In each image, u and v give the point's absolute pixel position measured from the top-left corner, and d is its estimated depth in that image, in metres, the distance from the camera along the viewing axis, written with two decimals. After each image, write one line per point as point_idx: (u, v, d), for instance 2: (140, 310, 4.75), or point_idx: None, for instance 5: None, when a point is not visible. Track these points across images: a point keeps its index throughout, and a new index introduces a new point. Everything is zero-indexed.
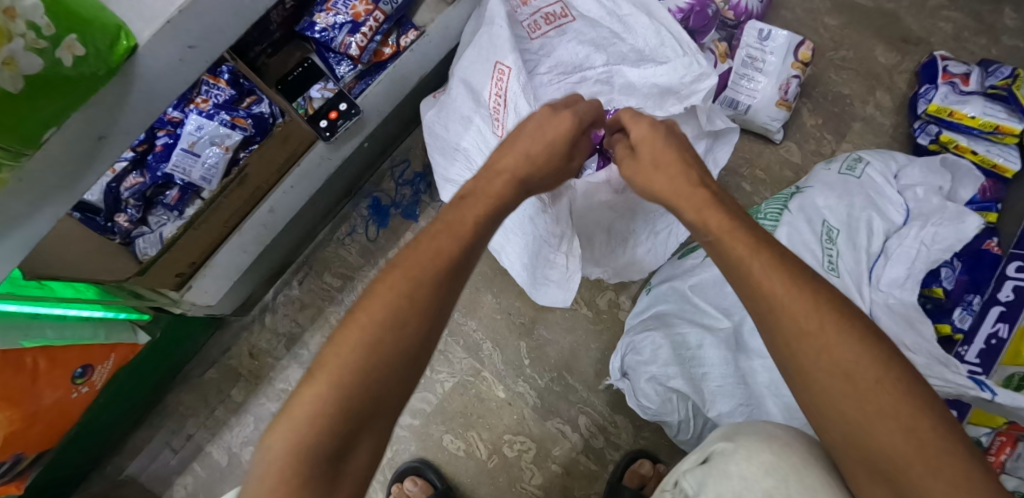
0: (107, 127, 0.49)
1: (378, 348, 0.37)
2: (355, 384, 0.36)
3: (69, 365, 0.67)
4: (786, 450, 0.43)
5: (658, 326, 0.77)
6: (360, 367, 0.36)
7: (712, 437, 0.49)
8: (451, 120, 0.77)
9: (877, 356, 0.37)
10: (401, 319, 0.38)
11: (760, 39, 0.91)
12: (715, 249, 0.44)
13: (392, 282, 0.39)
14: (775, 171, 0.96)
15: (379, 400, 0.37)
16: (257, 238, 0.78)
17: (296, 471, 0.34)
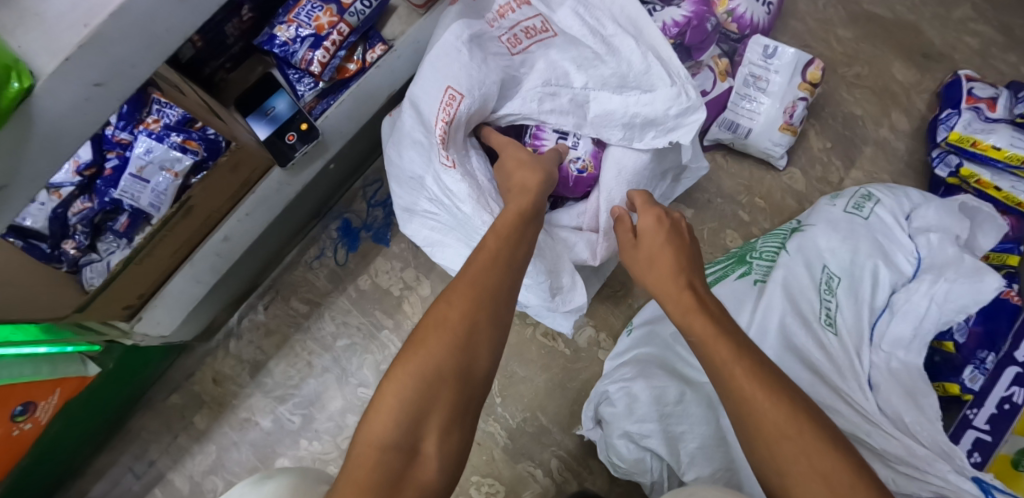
0: (6, 176, 0.43)
1: (457, 326, 0.42)
2: (443, 359, 0.40)
3: (10, 403, 0.64)
4: None
5: (633, 376, 0.70)
6: (448, 343, 0.41)
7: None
8: (404, 145, 0.70)
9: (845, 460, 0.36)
10: (477, 305, 0.43)
11: (764, 56, 0.82)
12: (697, 350, 0.45)
13: (466, 286, 0.44)
14: (776, 200, 0.88)
15: (463, 374, 0.40)
16: (212, 267, 0.75)
17: (388, 440, 0.37)
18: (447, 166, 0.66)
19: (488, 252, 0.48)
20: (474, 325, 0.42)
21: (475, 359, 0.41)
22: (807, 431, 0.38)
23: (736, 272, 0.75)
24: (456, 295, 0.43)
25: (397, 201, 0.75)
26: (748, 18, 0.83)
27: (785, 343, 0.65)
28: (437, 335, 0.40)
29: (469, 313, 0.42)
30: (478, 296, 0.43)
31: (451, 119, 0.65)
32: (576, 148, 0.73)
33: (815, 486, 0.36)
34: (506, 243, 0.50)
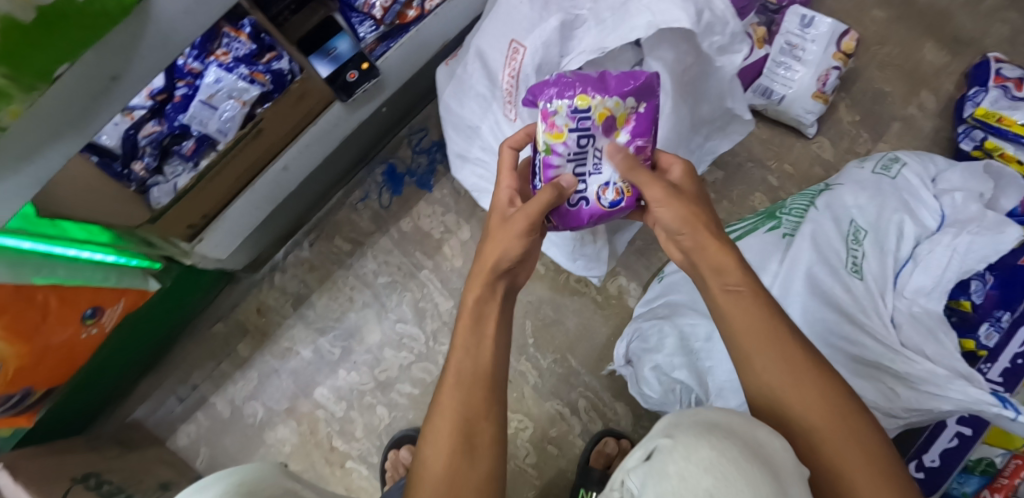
0: (120, 68, 0.48)
1: (454, 443, 0.44)
2: (445, 479, 0.42)
3: (80, 305, 0.67)
4: (728, 444, 0.32)
5: (668, 314, 0.76)
6: (451, 461, 0.43)
7: (657, 430, 0.37)
8: (467, 96, 0.77)
9: (867, 445, 0.41)
10: (467, 405, 0.45)
11: (801, 25, 0.86)
12: (741, 300, 0.48)
13: (442, 430, 0.44)
14: (804, 167, 0.92)
15: (468, 485, 0.42)
16: (269, 195, 0.79)
17: None
18: (510, 120, 0.73)
19: (451, 374, 0.46)
20: (464, 431, 0.44)
21: (466, 492, 0.42)
22: (840, 422, 0.42)
23: (765, 225, 0.79)
24: (445, 409, 0.45)
25: (454, 148, 0.83)
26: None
27: (811, 289, 0.71)
28: (438, 459, 0.43)
29: (450, 464, 0.43)
30: (455, 444, 0.43)
31: (516, 74, 0.70)
32: (599, 171, 0.56)
33: (840, 464, 0.41)
34: (481, 299, 0.51)
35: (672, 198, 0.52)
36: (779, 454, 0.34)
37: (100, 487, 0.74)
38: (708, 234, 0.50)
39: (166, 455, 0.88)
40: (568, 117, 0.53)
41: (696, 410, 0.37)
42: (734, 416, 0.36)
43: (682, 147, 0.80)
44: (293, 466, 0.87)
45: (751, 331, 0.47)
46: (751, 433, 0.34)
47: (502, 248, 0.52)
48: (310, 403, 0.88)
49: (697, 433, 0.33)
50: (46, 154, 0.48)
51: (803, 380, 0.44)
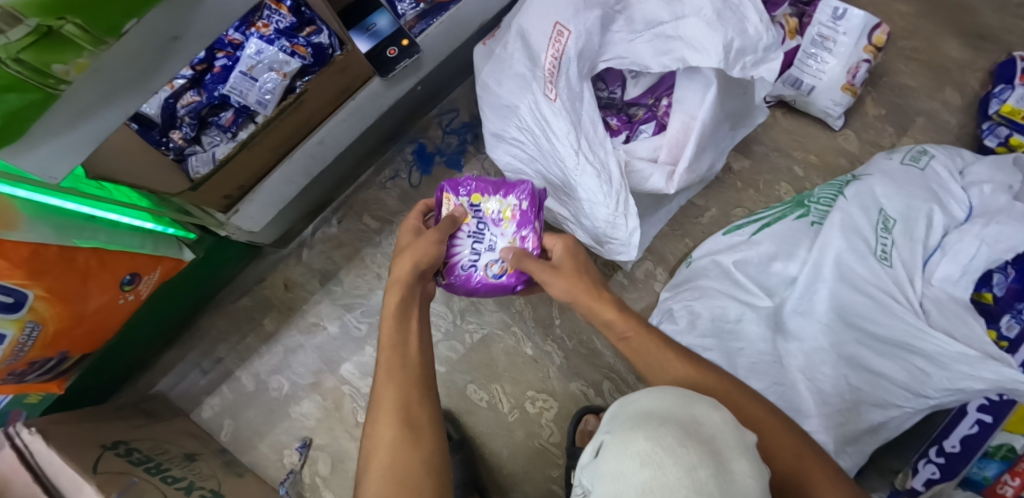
0: (182, 27, 0.48)
1: (402, 400, 0.51)
2: (399, 426, 0.49)
3: (118, 271, 0.67)
4: (661, 431, 0.34)
5: (697, 297, 0.77)
6: (401, 411, 0.50)
7: (604, 424, 0.40)
8: (506, 75, 0.78)
9: (732, 389, 0.53)
10: (403, 370, 0.54)
11: (833, 17, 0.87)
12: (630, 343, 0.60)
13: (387, 397, 0.51)
14: (830, 158, 0.93)
15: (416, 425, 0.49)
16: (304, 169, 0.79)
17: None
18: (549, 99, 0.74)
19: (387, 365, 0.53)
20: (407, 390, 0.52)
21: (420, 431, 0.49)
22: (704, 372, 0.54)
23: (794, 213, 0.80)
24: (388, 382, 0.52)
25: (489, 127, 0.83)
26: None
27: (840, 275, 0.72)
28: (389, 413, 0.50)
29: (394, 438, 0.48)
30: (395, 423, 0.49)
31: (559, 56, 0.73)
32: (492, 249, 0.73)
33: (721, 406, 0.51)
34: (407, 291, 0.61)
35: (558, 278, 0.67)
36: (719, 428, 0.36)
37: (130, 455, 0.76)
38: (585, 294, 0.65)
39: (191, 426, 0.88)
40: (471, 209, 0.74)
41: (633, 397, 0.41)
42: (669, 397, 0.39)
43: (713, 139, 0.81)
44: (317, 439, 0.87)
45: (635, 344, 0.60)
46: (686, 412, 0.37)
47: (416, 257, 0.64)
48: (336, 378, 0.89)
49: (635, 424, 0.36)
50: (103, 113, 0.49)
51: (670, 352, 0.57)
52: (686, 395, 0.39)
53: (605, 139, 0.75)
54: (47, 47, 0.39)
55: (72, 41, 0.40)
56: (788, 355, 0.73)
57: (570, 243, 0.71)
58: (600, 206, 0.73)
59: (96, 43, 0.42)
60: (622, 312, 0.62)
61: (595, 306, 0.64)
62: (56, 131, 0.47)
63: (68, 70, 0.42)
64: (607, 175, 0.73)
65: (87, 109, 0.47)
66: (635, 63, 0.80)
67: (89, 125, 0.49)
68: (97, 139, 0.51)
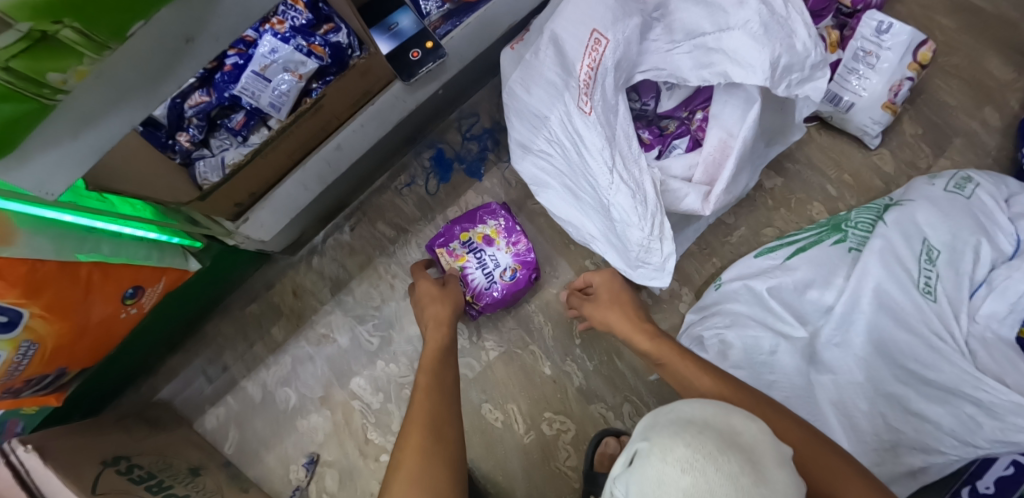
0: (196, 27, 0.40)
1: (435, 397, 0.54)
2: (432, 419, 0.51)
3: (121, 283, 0.63)
4: (699, 439, 0.38)
5: (729, 324, 0.74)
6: (433, 409, 0.53)
7: (639, 434, 0.44)
8: (535, 82, 0.74)
9: (754, 398, 0.56)
10: (438, 380, 0.58)
11: (877, 31, 0.82)
12: (665, 365, 0.65)
13: (419, 397, 0.55)
14: (865, 178, 0.90)
15: (444, 420, 0.52)
16: (319, 176, 0.75)
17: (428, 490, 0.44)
18: (584, 112, 0.70)
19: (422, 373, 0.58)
20: (437, 392, 0.55)
21: (448, 426, 0.51)
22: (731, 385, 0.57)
23: (831, 238, 0.77)
24: (417, 388, 0.56)
25: (515, 136, 0.79)
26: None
27: (880, 307, 0.70)
28: (421, 406, 0.53)
29: (425, 440, 0.49)
30: (427, 426, 0.50)
31: (596, 66, 0.69)
32: (497, 261, 0.80)
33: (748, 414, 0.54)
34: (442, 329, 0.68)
35: (597, 307, 0.76)
36: (756, 437, 0.39)
37: (132, 472, 0.71)
38: (626, 319, 0.72)
39: (194, 437, 0.85)
40: (462, 247, 0.81)
41: (672, 406, 0.44)
42: (707, 407, 0.42)
43: (750, 161, 0.78)
44: (325, 456, 0.84)
45: (669, 363, 0.64)
46: (721, 420, 0.40)
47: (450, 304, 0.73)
48: (346, 393, 0.85)
49: (674, 433, 0.39)
50: (106, 121, 0.40)
51: (698, 369, 0.61)
52: (723, 406, 0.43)
53: (640, 156, 0.71)
54: (41, 55, 0.31)
55: (71, 48, 0.32)
56: (820, 387, 0.70)
57: (607, 276, 0.79)
58: (634, 227, 0.71)
59: (99, 50, 0.33)
60: (655, 336, 0.68)
61: (632, 331, 0.71)
62: (53, 145, 0.37)
63: (66, 79, 0.33)
64: (642, 195, 0.69)
65: (89, 118, 0.38)
66: (670, 74, 0.77)
67: (91, 136, 0.39)
68: (98, 153, 0.41)
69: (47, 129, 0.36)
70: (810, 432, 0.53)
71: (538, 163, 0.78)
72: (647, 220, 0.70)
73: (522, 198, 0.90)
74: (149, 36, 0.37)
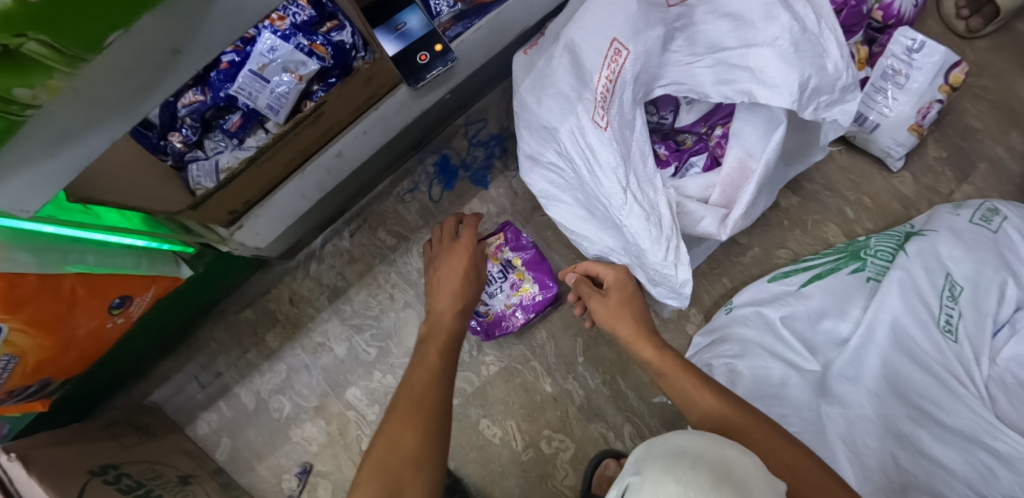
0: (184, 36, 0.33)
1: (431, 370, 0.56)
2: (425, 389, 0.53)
3: (107, 295, 0.60)
4: (692, 474, 0.36)
5: (738, 354, 0.72)
6: (427, 381, 0.54)
7: (628, 465, 0.41)
8: (547, 93, 0.70)
9: (753, 414, 0.53)
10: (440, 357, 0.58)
11: (908, 50, 0.79)
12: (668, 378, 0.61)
13: (417, 367, 0.56)
14: (883, 201, 0.87)
15: (434, 394, 0.53)
16: (318, 183, 0.72)
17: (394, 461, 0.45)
18: (599, 127, 0.65)
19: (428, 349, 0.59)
20: (434, 366, 0.56)
21: (435, 401, 0.52)
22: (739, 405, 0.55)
23: (848, 266, 0.76)
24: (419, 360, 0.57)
25: (524, 148, 0.76)
26: (896, 9, 0.79)
27: (895, 342, 0.68)
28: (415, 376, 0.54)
29: (412, 412, 0.50)
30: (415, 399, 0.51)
31: (615, 78, 0.64)
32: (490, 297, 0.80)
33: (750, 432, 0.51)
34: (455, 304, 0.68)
35: (603, 304, 0.71)
36: (749, 469, 0.38)
37: (120, 481, 0.69)
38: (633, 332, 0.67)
39: (186, 444, 0.83)
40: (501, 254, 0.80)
41: (660, 435, 0.42)
42: (699, 439, 0.40)
43: (771, 181, 0.75)
44: (320, 466, 0.83)
45: (671, 379, 0.61)
46: (717, 452, 0.38)
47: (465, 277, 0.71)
48: (341, 403, 0.84)
49: (664, 467, 0.37)
50: (88, 137, 0.33)
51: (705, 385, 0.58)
52: (718, 439, 0.41)
53: (655, 175, 0.67)
54: (4, 72, 0.25)
55: (40, 63, 0.26)
56: (829, 420, 0.67)
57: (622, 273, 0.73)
58: (648, 251, 0.67)
59: (72, 63, 0.28)
60: (659, 348, 0.64)
61: (635, 336, 0.66)
62: (23, 165, 0.31)
63: (35, 95, 0.28)
64: (657, 217, 0.66)
65: (64, 135, 0.31)
66: (691, 89, 0.73)
67: (70, 154, 0.33)
68: (77, 171, 0.34)
69: (16, 148, 0.30)
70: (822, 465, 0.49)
71: (549, 177, 0.75)
72: (660, 242, 0.67)
73: (528, 209, 0.87)
74: (132, 42, 0.30)
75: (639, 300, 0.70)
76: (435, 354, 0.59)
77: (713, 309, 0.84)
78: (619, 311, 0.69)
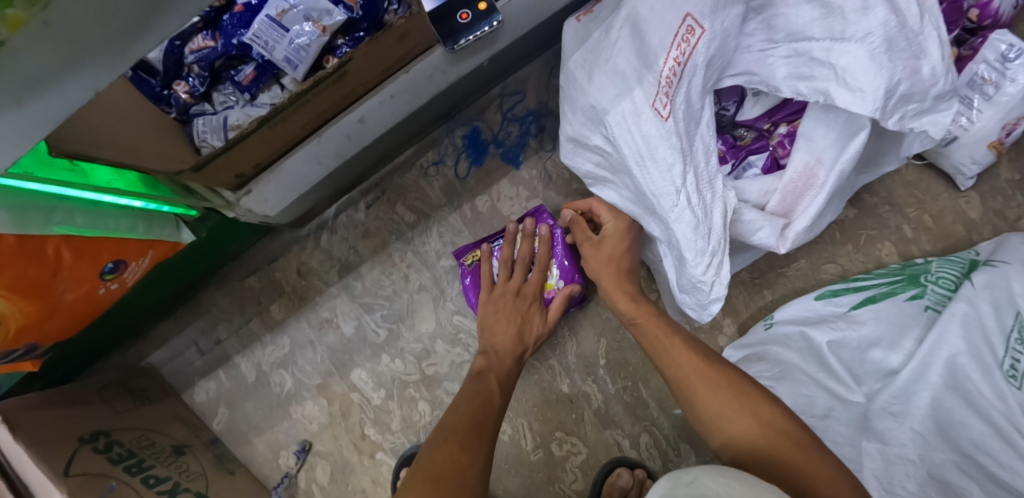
0: None
1: (489, 398, 0.62)
2: (479, 411, 0.59)
3: (98, 259, 0.55)
4: None
5: (777, 376, 0.71)
6: (478, 409, 0.59)
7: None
8: (599, 68, 0.61)
9: (722, 374, 0.58)
10: (484, 387, 0.63)
11: (1003, 58, 0.67)
12: (639, 327, 0.66)
13: (463, 397, 0.61)
14: (945, 222, 0.80)
15: (480, 421, 0.57)
16: (336, 150, 0.65)
17: (441, 468, 0.50)
18: (660, 117, 0.57)
19: (470, 380, 0.65)
20: (477, 396, 0.61)
21: (485, 424, 0.57)
22: (709, 364, 0.59)
23: (906, 292, 0.70)
24: (468, 388, 0.64)
25: (566, 129, 0.68)
26: (995, 8, 0.66)
27: (949, 380, 0.63)
28: (466, 405, 0.60)
29: (464, 435, 0.54)
30: (470, 432, 0.55)
31: (684, 60, 0.56)
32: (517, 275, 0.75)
33: (723, 394, 0.56)
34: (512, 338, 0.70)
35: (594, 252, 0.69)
36: None
37: (110, 450, 0.66)
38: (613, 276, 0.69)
39: (182, 411, 0.80)
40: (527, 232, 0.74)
41: (686, 472, 0.40)
42: (732, 484, 0.38)
43: (840, 195, 0.69)
44: (319, 446, 0.79)
45: (644, 330, 0.65)
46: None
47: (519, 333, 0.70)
48: (345, 385, 0.80)
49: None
50: (63, 83, 0.22)
51: (680, 344, 0.62)
52: (753, 483, 0.38)
53: (715, 176, 0.59)
54: None
55: None
56: (866, 455, 0.65)
57: (622, 222, 0.69)
58: (688, 262, 0.60)
59: None
60: (634, 299, 0.67)
61: (618, 284, 0.68)
62: None
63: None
64: (707, 226, 0.59)
65: (32, 78, 0.21)
66: (761, 82, 0.65)
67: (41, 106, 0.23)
68: (56, 123, 0.24)
69: None
70: (773, 402, 0.55)
71: (591, 160, 0.68)
72: (705, 253, 0.59)
73: (561, 196, 0.80)
74: None
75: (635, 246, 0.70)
76: (490, 388, 0.63)
77: (749, 322, 0.80)
78: (606, 268, 0.69)
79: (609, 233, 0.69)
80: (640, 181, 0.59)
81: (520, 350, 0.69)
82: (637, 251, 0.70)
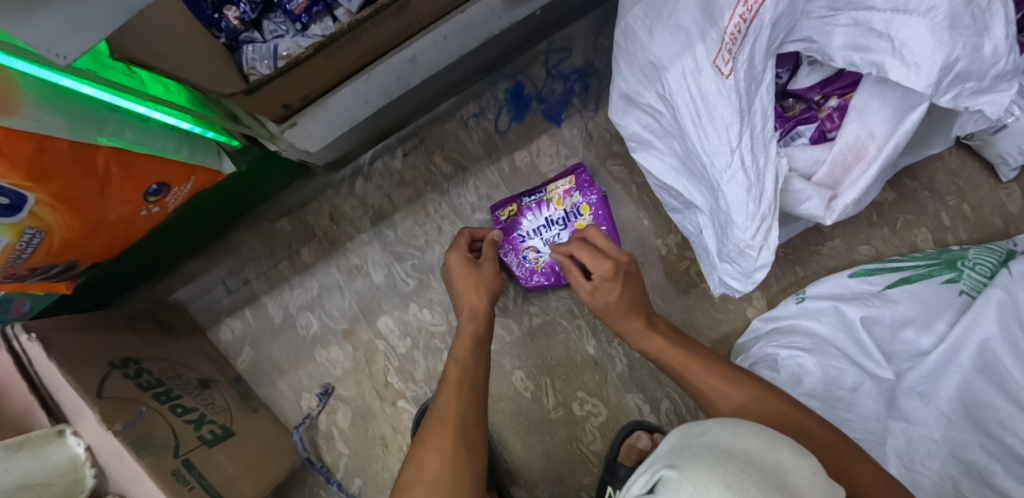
0: None
1: (477, 359, 0.57)
2: (465, 378, 0.54)
3: (143, 180, 0.55)
4: (745, 480, 0.29)
5: (809, 348, 0.70)
6: (463, 374, 0.55)
7: (662, 454, 0.35)
8: (661, 23, 0.60)
9: (723, 373, 0.53)
10: (472, 347, 0.58)
11: None
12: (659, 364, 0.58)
13: (453, 365, 0.56)
14: (984, 213, 0.79)
15: (465, 388, 0.53)
16: (384, 89, 0.64)
17: (446, 478, 0.45)
18: (720, 75, 0.55)
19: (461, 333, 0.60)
20: (467, 359, 0.57)
21: (472, 391, 0.53)
22: (713, 366, 0.54)
23: (941, 275, 0.70)
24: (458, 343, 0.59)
25: (619, 85, 0.67)
26: None
27: (981, 364, 0.63)
28: (455, 371, 0.55)
29: (449, 411, 0.50)
30: (458, 414, 0.50)
31: (750, 18, 0.53)
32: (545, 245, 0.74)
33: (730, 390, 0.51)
34: (472, 290, 0.63)
35: (595, 294, 0.61)
36: (806, 479, 0.31)
37: (140, 377, 0.67)
38: (621, 309, 0.60)
39: (206, 348, 0.80)
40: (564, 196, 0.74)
41: (700, 424, 0.36)
42: (748, 433, 0.34)
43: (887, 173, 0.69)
44: (342, 391, 0.80)
45: (668, 358, 0.57)
46: (767, 455, 0.32)
47: (474, 286, 0.63)
48: (371, 331, 0.80)
49: (707, 466, 0.30)
50: None
51: (683, 349, 0.56)
52: (770, 435, 0.34)
53: (773, 140, 0.58)
54: None
55: None
56: (890, 433, 0.66)
57: (609, 264, 0.60)
58: (736, 226, 0.59)
59: None
60: (643, 331, 0.59)
61: (622, 323, 0.60)
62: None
63: None
64: (759, 189, 0.58)
65: None
66: (818, 52, 0.64)
67: None
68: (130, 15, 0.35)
69: None
70: (829, 427, 0.47)
71: (640, 121, 0.68)
72: (754, 216, 0.58)
73: (601, 157, 0.80)
74: None
75: (635, 286, 0.61)
76: (466, 347, 0.58)
77: (778, 297, 0.80)
78: (610, 311, 0.60)
79: (601, 277, 0.60)
80: (696, 140, 0.59)
81: (489, 294, 0.63)
82: (637, 283, 0.62)
